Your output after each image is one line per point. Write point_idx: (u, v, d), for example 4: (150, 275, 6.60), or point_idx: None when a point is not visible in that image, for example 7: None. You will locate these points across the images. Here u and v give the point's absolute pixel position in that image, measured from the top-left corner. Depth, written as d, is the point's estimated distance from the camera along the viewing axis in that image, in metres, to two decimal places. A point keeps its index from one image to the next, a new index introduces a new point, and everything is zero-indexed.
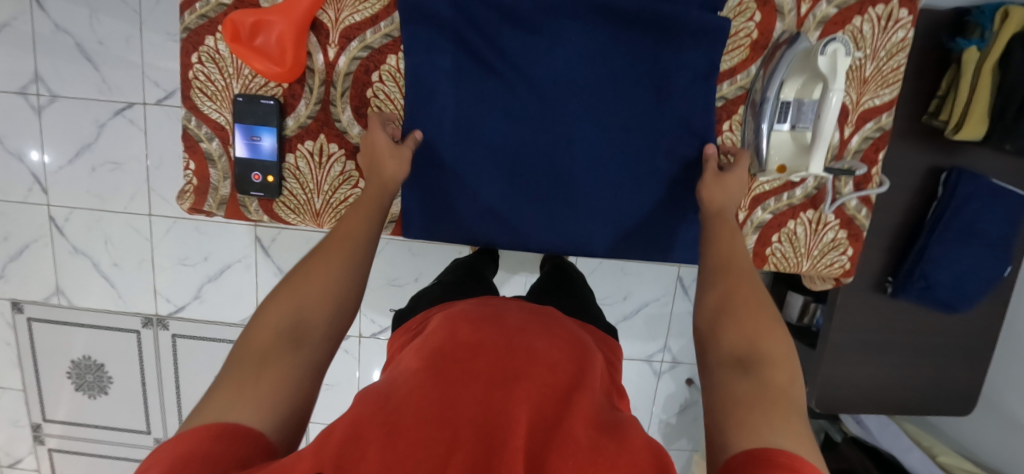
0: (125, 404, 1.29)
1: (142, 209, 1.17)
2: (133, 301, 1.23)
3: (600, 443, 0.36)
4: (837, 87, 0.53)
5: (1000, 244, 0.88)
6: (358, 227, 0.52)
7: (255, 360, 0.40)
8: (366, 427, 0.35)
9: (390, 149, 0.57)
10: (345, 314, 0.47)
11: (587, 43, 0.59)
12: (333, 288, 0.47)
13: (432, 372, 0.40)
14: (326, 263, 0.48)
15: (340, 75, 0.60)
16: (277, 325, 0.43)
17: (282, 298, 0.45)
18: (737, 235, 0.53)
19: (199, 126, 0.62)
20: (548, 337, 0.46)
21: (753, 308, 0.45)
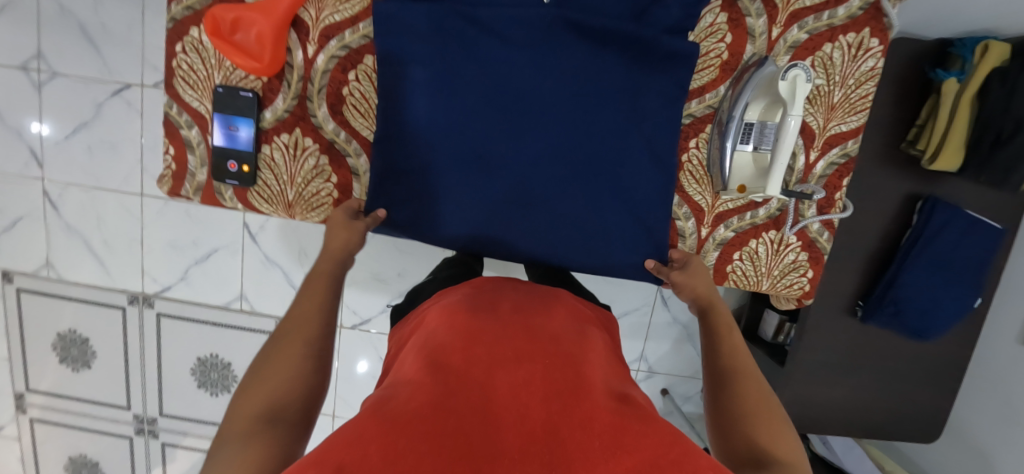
0: (107, 379, 1.31)
1: (135, 189, 1.19)
2: (121, 278, 1.25)
3: (617, 417, 0.39)
4: (797, 112, 0.56)
5: (972, 275, 0.88)
6: (317, 293, 0.55)
7: (238, 440, 0.39)
8: (366, 428, 0.35)
9: (344, 222, 0.61)
10: (318, 383, 0.48)
11: (558, 56, 0.61)
12: (300, 362, 0.48)
13: (443, 365, 0.44)
14: (288, 341, 0.49)
15: (318, 72, 0.62)
16: (249, 412, 0.42)
17: (251, 387, 0.44)
18: (734, 329, 0.57)
19: (180, 113, 0.64)
20: (546, 331, 0.50)
21: (763, 400, 0.48)
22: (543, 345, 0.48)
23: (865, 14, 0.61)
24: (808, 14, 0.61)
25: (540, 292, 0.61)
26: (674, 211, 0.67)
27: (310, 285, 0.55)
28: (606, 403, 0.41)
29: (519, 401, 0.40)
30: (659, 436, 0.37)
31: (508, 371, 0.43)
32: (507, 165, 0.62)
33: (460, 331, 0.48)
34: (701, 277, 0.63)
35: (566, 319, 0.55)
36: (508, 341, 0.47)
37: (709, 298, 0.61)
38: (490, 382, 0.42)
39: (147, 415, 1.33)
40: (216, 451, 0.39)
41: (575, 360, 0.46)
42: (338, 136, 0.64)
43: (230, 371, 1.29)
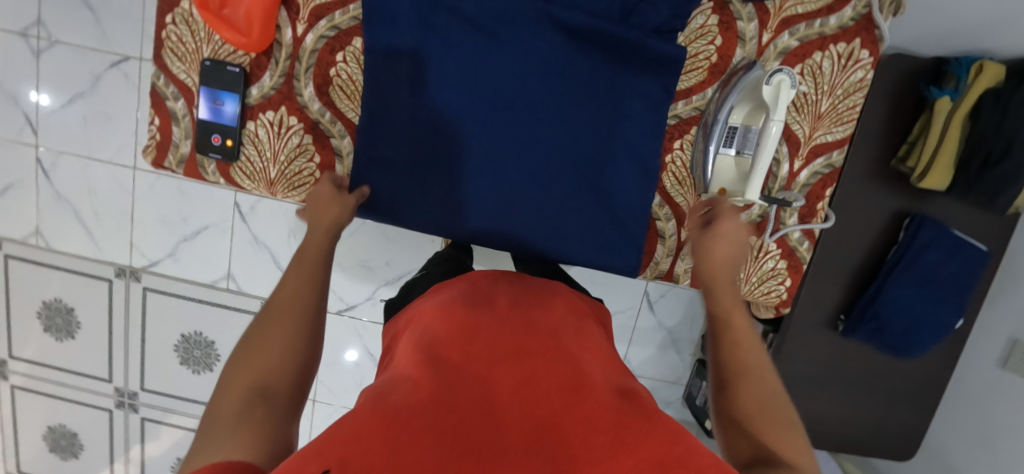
0: (90, 350, 1.31)
1: (127, 162, 1.19)
2: (109, 251, 1.25)
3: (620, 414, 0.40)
4: (779, 117, 0.57)
5: (955, 295, 0.88)
6: (307, 270, 0.54)
7: (230, 415, 0.40)
8: (369, 423, 0.35)
9: (332, 196, 0.60)
10: (308, 364, 0.48)
11: (546, 51, 0.61)
12: (294, 342, 0.47)
13: (445, 360, 0.45)
14: (280, 321, 0.49)
15: (306, 51, 0.62)
16: (243, 390, 0.42)
17: (243, 359, 0.45)
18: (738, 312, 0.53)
19: (167, 85, 0.65)
20: (545, 327, 0.52)
21: (766, 400, 0.46)
22: (538, 344, 0.48)
23: (856, 25, 0.61)
24: (799, 22, 0.61)
25: (537, 285, 0.62)
26: (653, 211, 0.67)
27: (302, 262, 0.55)
28: (604, 400, 0.42)
29: (520, 400, 0.41)
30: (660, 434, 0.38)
31: (505, 371, 0.44)
32: (490, 158, 0.63)
33: (454, 331, 0.49)
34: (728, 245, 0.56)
35: (559, 316, 0.55)
36: (503, 343, 0.48)
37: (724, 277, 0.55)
38: (488, 382, 0.43)
39: (128, 389, 1.33)
40: (208, 425, 0.39)
41: (571, 360, 0.47)
42: (323, 116, 0.64)
43: (214, 350, 1.29)
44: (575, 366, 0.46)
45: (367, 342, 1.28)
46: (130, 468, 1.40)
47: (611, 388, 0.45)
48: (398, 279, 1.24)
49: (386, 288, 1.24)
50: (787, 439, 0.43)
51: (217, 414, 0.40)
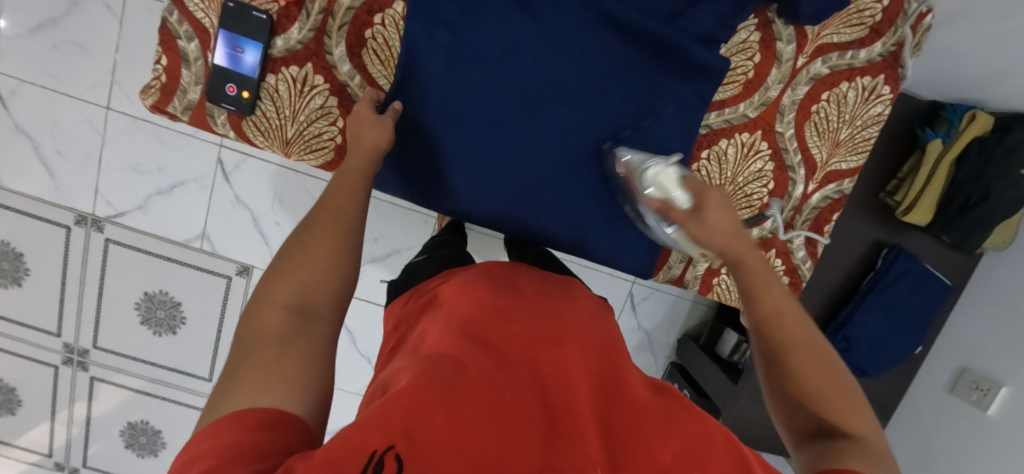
0: (39, 301, 1.21)
1: (100, 101, 1.10)
2: (72, 196, 1.15)
3: (663, 413, 0.44)
4: (684, 204, 0.53)
5: (919, 325, 0.94)
6: (347, 201, 0.55)
7: (274, 343, 0.42)
8: (426, 395, 0.36)
9: (371, 118, 0.58)
10: (344, 287, 0.50)
11: (588, 48, 0.61)
12: (318, 289, 0.48)
13: (483, 340, 0.46)
14: (303, 267, 0.49)
15: (342, 8, 0.59)
16: (270, 336, 0.43)
17: (284, 278, 0.47)
18: (773, 287, 0.51)
19: (181, 23, 0.59)
20: (574, 311, 0.53)
21: (827, 369, 0.47)
22: (573, 331, 0.49)
23: (882, 62, 0.64)
24: (833, 50, 0.63)
25: (555, 278, 0.62)
26: None
27: (329, 201, 0.54)
28: (638, 398, 0.45)
29: (564, 386, 0.43)
30: (704, 432, 0.43)
31: (549, 353, 0.45)
32: (518, 145, 0.63)
33: (492, 306, 0.50)
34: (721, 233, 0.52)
35: (585, 306, 0.56)
36: (545, 321, 0.49)
37: (737, 258, 0.52)
38: (533, 360, 0.44)
39: (78, 346, 1.24)
40: (254, 349, 0.42)
41: (606, 354, 0.49)
42: (352, 80, 0.61)
43: (179, 311, 1.23)
44: (611, 362, 0.48)
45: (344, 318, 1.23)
46: (72, 430, 1.31)
47: (641, 384, 0.48)
48: (385, 256, 1.20)
49: (371, 264, 1.21)
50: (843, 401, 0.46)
51: (248, 357, 0.42)
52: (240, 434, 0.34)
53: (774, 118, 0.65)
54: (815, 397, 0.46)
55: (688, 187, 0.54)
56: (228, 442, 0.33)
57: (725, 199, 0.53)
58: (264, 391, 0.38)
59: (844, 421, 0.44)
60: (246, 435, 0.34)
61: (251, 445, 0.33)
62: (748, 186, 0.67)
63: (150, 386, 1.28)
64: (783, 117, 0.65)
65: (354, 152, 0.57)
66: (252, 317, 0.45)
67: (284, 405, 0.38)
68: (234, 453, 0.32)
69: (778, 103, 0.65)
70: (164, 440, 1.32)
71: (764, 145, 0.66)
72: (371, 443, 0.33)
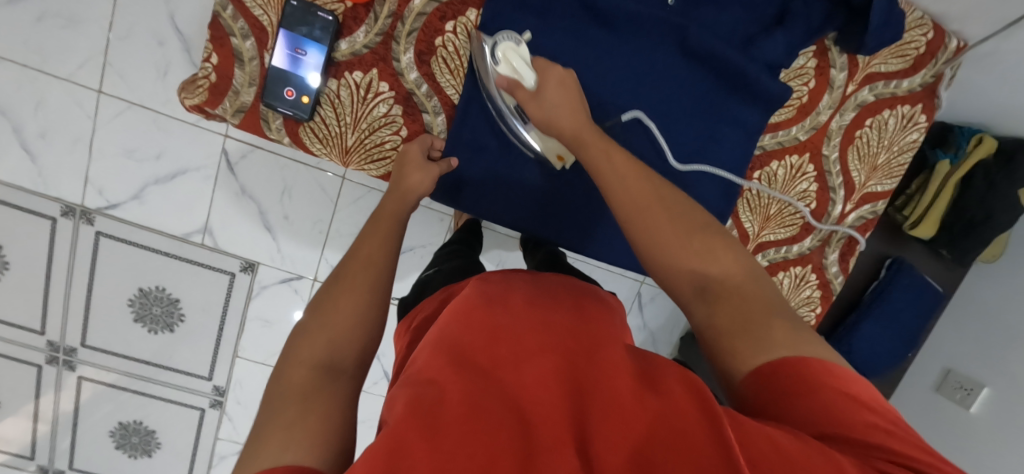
0: (22, 295, 1.12)
1: (91, 83, 1.01)
2: (57, 184, 1.06)
3: (647, 399, 0.37)
4: (530, 83, 0.54)
5: (913, 330, 0.99)
6: (378, 251, 0.51)
7: (298, 399, 0.38)
8: (408, 433, 0.32)
9: (419, 162, 0.57)
10: (372, 344, 0.46)
11: (655, 66, 0.62)
12: (344, 343, 0.44)
13: (462, 363, 0.40)
14: (328, 321, 0.45)
15: (413, 13, 0.57)
16: (295, 393, 0.38)
17: (312, 332, 0.44)
18: (612, 151, 0.50)
19: (236, 19, 0.55)
20: (563, 308, 0.46)
21: (689, 219, 0.46)
22: (562, 332, 0.43)
23: (922, 91, 0.68)
24: (880, 79, 0.67)
25: (564, 283, 0.54)
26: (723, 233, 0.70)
27: (360, 251, 0.51)
28: (629, 389, 0.37)
29: (544, 404, 0.37)
30: (685, 415, 0.35)
31: (531, 366, 0.39)
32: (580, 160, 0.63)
33: (475, 318, 0.44)
34: (560, 105, 0.53)
35: (585, 302, 0.49)
36: (526, 330, 0.42)
37: (575, 137, 0.52)
38: (513, 381, 0.39)
39: (65, 344, 1.17)
40: (276, 408, 0.37)
41: (599, 343, 0.42)
42: (419, 88, 0.59)
43: (178, 308, 1.17)
44: (593, 353, 0.41)
45: None
46: (57, 431, 1.24)
47: (628, 365, 0.40)
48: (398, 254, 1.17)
49: None
50: (709, 247, 0.45)
51: (273, 415, 0.37)
52: None
53: (821, 142, 0.68)
54: (691, 255, 0.44)
55: (537, 68, 0.55)
56: None
57: (570, 80, 0.55)
58: (288, 447, 0.33)
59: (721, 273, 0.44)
60: None
61: None
62: (793, 205, 0.70)
63: (133, 382, 1.22)
64: (830, 141, 0.68)
65: (392, 197, 0.56)
66: (277, 375, 0.41)
67: (306, 462, 0.32)
68: None
69: (826, 128, 0.67)
70: (159, 440, 1.28)
71: (811, 167, 0.69)
72: None
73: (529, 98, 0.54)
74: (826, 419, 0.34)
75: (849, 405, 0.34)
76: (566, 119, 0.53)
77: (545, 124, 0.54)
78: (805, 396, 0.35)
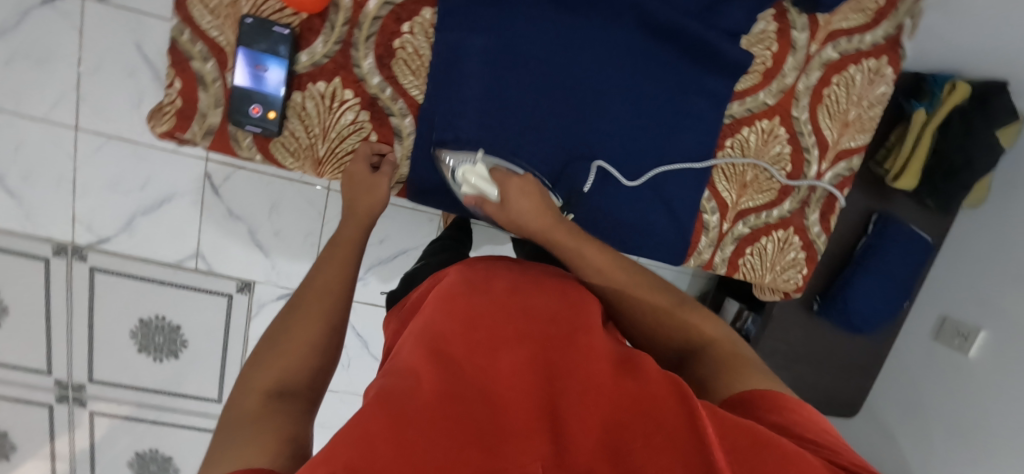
0: (25, 337, 1.14)
1: (67, 120, 1.01)
2: (46, 224, 1.07)
3: (619, 389, 0.38)
4: (493, 195, 0.58)
5: (906, 283, 1.00)
6: (332, 281, 0.53)
7: (254, 415, 0.38)
8: (378, 415, 0.31)
9: (367, 179, 0.59)
10: (325, 369, 0.47)
11: (616, 46, 0.62)
12: (298, 366, 0.44)
13: (439, 351, 0.40)
14: (282, 349, 0.45)
15: (368, 18, 0.57)
16: (250, 414, 0.38)
17: (265, 360, 0.44)
18: (585, 247, 0.57)
19: (194, 42, 0.56)
20: (542, 297, 0.47)
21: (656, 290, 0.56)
22: (542, 324, 0.44)
23: (886, 43, 0.68)
24: (841, 36, 0.67)
25: (539, 270, 0.55)
26: (701, 204, 0.70)
27: (315, 284, 0.53)
28: (605, 379, 0.39)
29: (517, 392, 0.38)
30: (656, 402, 0.37)
31: (508, 355, 0.40)
32: (552, 147, 0.64)
33: (458, 307, 0.44)
34: (528, 213, 0.57)
35: (567, 290, 0.50)
36: (505, 320, 0.43)
37: (548, 239, 0.58)
38: (489, 367, 0.39)
39: (72, 381, 1.18)
40: (231, 427, 0.37)
41: (576, 332, 0.43)
42: (383, 92, 0.60)
43: (179, 335, 1.19)
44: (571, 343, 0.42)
45: (355, 324, 1.20)
46: (75, 467, 1.26)
47: (605, 354, 0.42)
48: (392, 258, 1.17)
49: (378, 268, 1.17)
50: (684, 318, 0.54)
51: (227, 435, 0.36)
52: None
53: (790, 104, 0.68)
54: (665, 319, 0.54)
55: (496, 180, 0.58)
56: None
57: (528, 185, 0.58)
58: (247, 449, 0.33)
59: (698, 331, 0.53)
60: None
61: None
62: (768, 170, 0.70)
63: (144, 411, 1.23)
64: (798, 102, 0.68)
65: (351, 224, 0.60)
66: (230, 402, 0.41)
67: (266, 460, 0.32)
68: None
69: (794, 90, 0.68)
70: (176, 466, 1.29)
71: (782, 130, 0.69)
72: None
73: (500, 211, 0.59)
74: (794, 427, 0.39)
75: (812, 424, 0.39)
76: (537, 225, 0.57)
77: (517, 227, 0.59)
78: (787, 410, 0.40)
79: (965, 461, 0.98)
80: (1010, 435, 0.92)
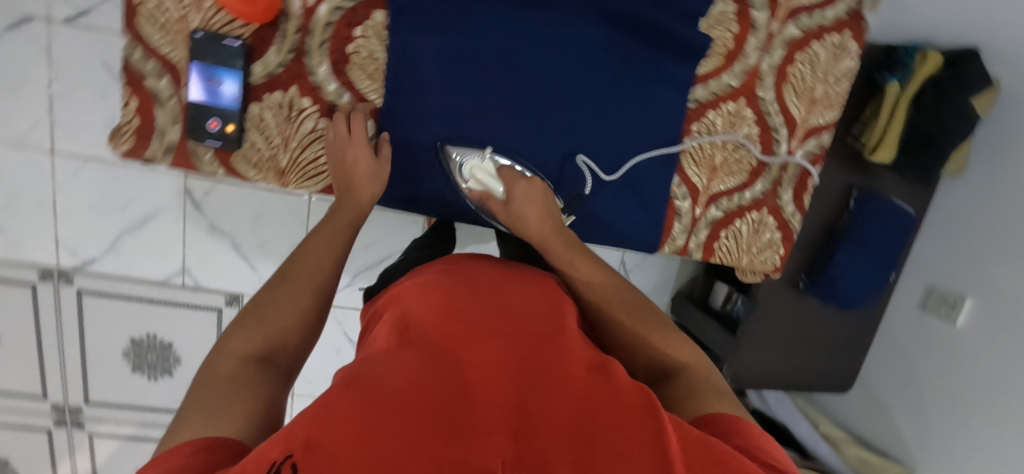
0: (18, 363, 1.14)
1: (43, 145, 1.01)
2: (30, 249, 1.07)
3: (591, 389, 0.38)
4: (499, 194, 0.59)
5: (891, 256, 0.99)
6: (323, 256, 0.53)
7: (229, 381, 0.38)
8: (345, 400, 0.32)
9: (369, 170, 0.58)
10: (306, 343, 0.47)
11: (574, 37, 0.61)
12: (280, 337, 0.44)
13: (415, 342, 0.39)
14: (267, 317, 0.45)
15: (320, 24, 0.57)
16: (225, 378, 0.38)
17: (249, 325, 0.44)
18: (577, 259, 0.55)
19: (146, 60, 0.55)
20: (523, 299, 0.48)
21: (640, 311, 0.53)
22: (522, 323, 0.43)
23: (848, 18, 0.67)
24: (802, 12, 0.66)
25: (523, 271, 0.55)
26: (671, 190, 0.70)
27: (307, 257, 0.52)
28: (578, 379, 0.39)
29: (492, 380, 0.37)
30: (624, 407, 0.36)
31: (485, 347, 0.40)
32: (517, 143, 0.64)
33: (440, 304, 0.44)
34: (534, 216, 0.57)
35: (548, 295, 0.50)
36: (486, 316, 0.43)
37: (541, 244, 0.56)
38: (465, 355, 0.38)
39: (69, 404, 1.19)
40: (204, 389, 0.37)
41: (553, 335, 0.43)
42: (341, 98, 0.60)
43: (172, 352, 1.19)
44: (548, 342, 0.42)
45: (347, 330, 1.20)
46: None
47: (580, 359, 0.41)
48: (379, 263, 1.17)
49: (365, 273, 1.17)
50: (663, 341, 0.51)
51: (200, 397, 0.37)
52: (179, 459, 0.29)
53: (755, 84, 0.68)
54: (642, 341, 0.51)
55: (503, 178, 0.59)
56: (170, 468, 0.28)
57: (536, 189, 0.58)
58: (215, 420, 0.33)
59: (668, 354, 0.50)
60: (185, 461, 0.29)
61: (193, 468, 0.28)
62: (738, 152, 0.70)
63: (142, 430, 1.24)
64: (763, 82, 0.68)
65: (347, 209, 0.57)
66: (207, 362, 0.41)
67: (230, 434, 0.33)
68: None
69: (757, 70, 0.67)
70: None
71: (748, 111, 0.68)
72: (272, 454, 0.28)
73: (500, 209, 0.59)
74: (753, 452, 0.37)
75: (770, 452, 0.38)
76: (536, 230, 0.57)
77: (515, 228, 0.59)
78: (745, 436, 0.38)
79: (959, 429, 0.98)
80: (1001, 400, 0.92)
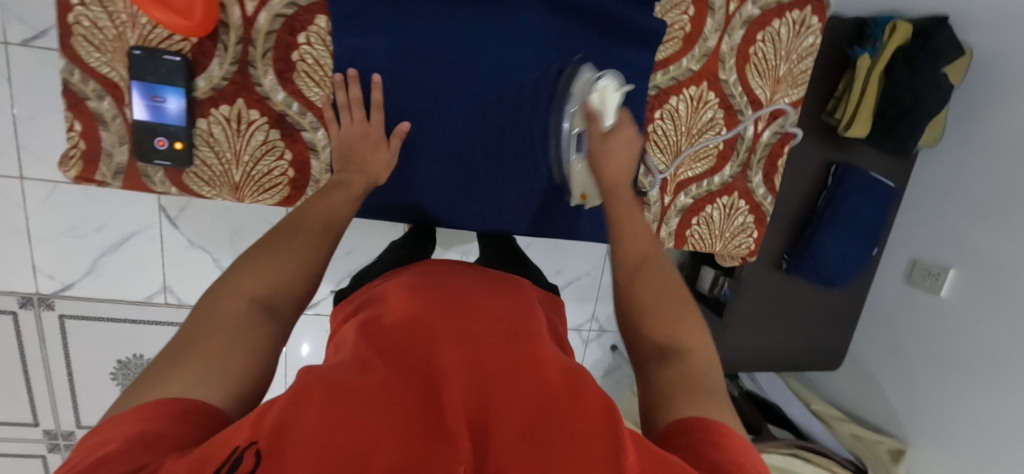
0: (5, 393, 1.14)
1: (11, 172, 0.99)
2: (7, 277, 1.06)
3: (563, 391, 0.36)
4: (608, 123, 0.57)
5: (871, 231, 0.98)
6: (333, 209, 0.50)
7: (229, 329, 0.37)
8: (312, 393, 0.30)
9: (389, 156, 0.58)
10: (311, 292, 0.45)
11: (526, 30, 0.60)
12: (287, 283, 0.43)
13: (386, 344, 0.38)
14: (276, 259, 0.43)
15: (261, 34, 0.55)
16: (226, 322, 0.37)
17: (258, 264, 0.42)
18: (635, 214, 0.55)
19: (85, 81, 0.54)
20: (501, 300, 0.46)
21: (667, 287, 0.49)
22: (500, 321, 0.42)
23: None
24: None
25: (502, 279, 0.52)
26: (639, 180, 0.68)
27: (316, 207, 0.50)
28: (554, 378, 0.37)
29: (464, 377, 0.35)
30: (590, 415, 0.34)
31: (460, 344, 0.38)
32: (476, 142, 0.63)
33: (416, 304, 0.42)
34: (622, 158, 0.57)
35: (528, 300, 0.48)
36: (461, 315, 0.41)
37: (610, 187, 0.57)
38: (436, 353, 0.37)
39: (61, 429, 1.19)
40: (205, 329, 0.36)
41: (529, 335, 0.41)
42: (290, 107, 0.58)
43: None
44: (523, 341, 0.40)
45: None
46: None
47: (557, 358, 0.39)
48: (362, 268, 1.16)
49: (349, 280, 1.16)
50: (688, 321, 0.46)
51: (197, 339, 0.36)
52: (155, 420, 0.29)
53: (716, 67, 0.66)
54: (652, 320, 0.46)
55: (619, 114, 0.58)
56: (139, 431, 0.29)
57: (635, 141, 0.58)
58: (203, 381, 0.33)
59: (674, 334, 0.45)
60: (160, 426, 0.29)
61: (164, 438, 0.28)
62: (703, 137, 0.69)
63: None
64: (725, 64, 0.66)
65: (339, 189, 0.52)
66: (212, 295, 0.40)
67: (210, 401, 0.32)
68: (146, 442, 0.28)
69: (718, 52, 0.66)
70: None
71: (711, 95, 0.67)
72: (235, 440, 0.27)
73: (598, 136, 0.57)
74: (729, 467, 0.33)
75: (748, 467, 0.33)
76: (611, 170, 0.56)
77: (594, 161, 0.58)
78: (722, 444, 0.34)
79: (949, 400, 0.98)
80: (985, 370, 0.91)
